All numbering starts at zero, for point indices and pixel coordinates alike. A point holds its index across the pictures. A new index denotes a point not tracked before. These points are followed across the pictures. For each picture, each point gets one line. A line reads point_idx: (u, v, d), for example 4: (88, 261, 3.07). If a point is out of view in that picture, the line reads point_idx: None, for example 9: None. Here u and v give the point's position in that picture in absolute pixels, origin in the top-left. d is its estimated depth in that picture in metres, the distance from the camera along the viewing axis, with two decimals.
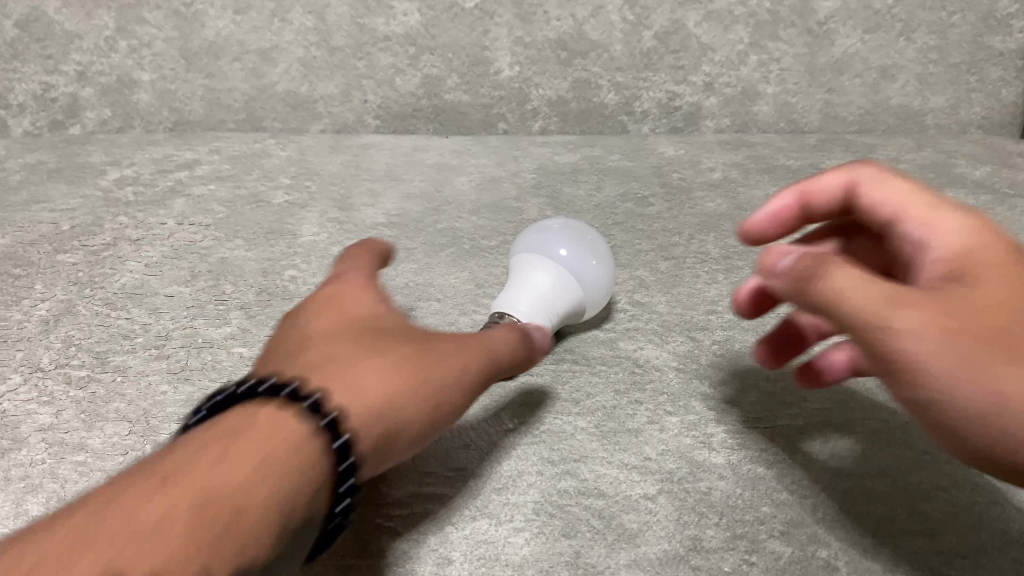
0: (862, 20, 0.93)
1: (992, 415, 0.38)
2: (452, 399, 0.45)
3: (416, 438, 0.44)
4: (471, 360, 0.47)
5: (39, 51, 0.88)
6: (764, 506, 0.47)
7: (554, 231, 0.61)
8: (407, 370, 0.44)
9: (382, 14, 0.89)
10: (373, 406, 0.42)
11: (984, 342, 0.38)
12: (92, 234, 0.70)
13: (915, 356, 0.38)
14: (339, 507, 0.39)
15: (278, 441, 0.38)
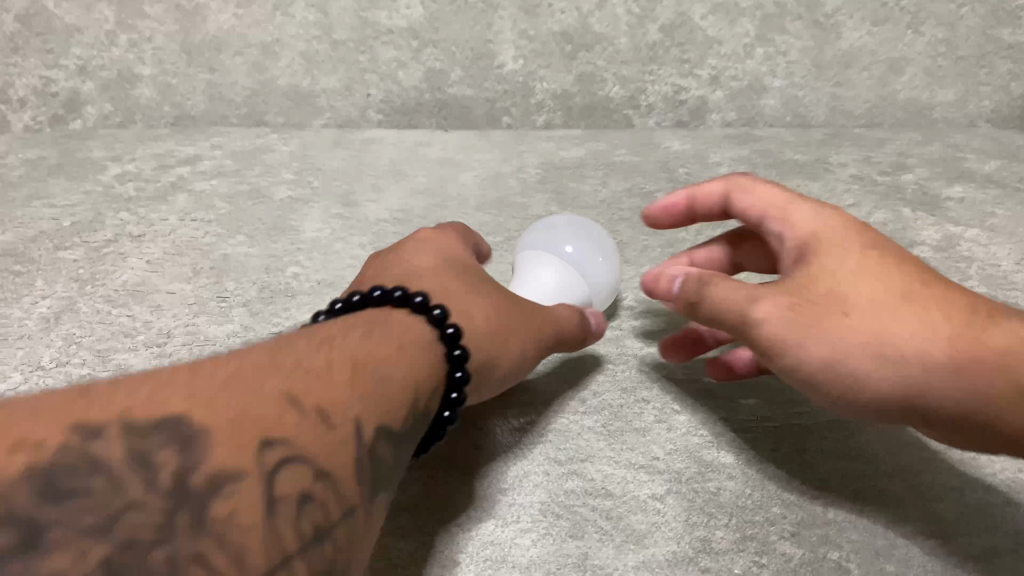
0: (869, 12, 0.93)
1: (859, 380, 0.45)
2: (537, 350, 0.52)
3: (510, 371, 0.50)
4: (554, 321, 0.53)
5: (39, 45, 0.87)
6: (774, 506, 0.46)
7: (561, 227, 0.61)
8: (506, 314, 0.51)
9: (385, 8, 0.88)
10: (482, 336, 0.48)
11: (838, 318, 0.46)
12: (93, 230, 0.70)
13: (784, 342, 0.47)
14: (447, 412, 0.45)
15: (410, 341, 0.44)
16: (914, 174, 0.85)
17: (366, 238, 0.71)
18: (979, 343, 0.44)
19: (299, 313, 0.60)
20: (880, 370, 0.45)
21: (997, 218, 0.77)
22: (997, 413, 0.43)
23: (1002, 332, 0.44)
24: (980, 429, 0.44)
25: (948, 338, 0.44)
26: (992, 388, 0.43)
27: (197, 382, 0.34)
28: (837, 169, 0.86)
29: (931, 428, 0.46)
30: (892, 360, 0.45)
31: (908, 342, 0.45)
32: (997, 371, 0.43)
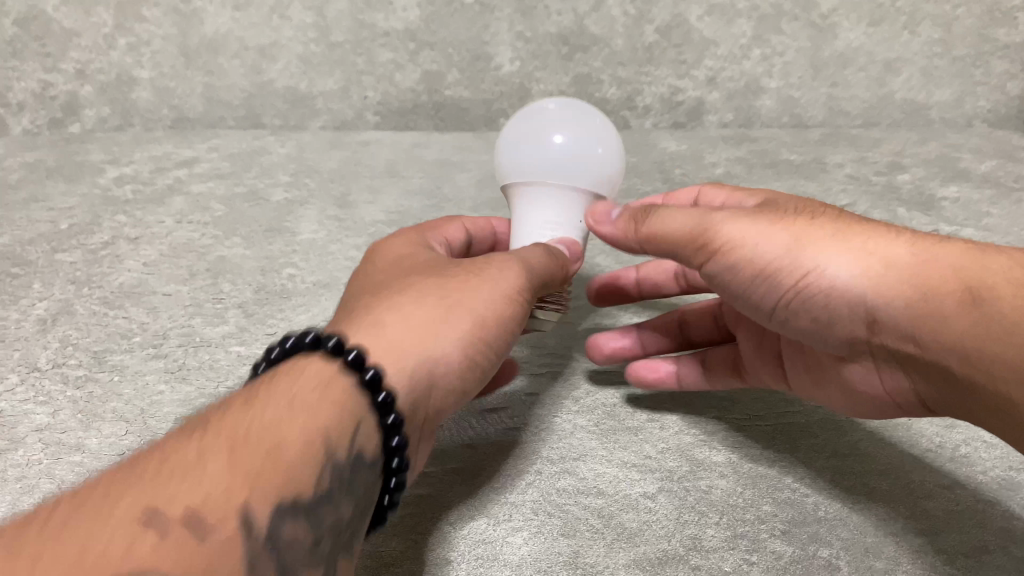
0: (866, 13, 0.93)
1: (814, 273, 0.43)
2: (486, 342, 0.44)
3: (455, 391, 0.43)
4: (502, 289, 0.45)
5: (37, 49, 0.88)
6: (765, 505, 0.46)
7: (551, 113, 0.53)
8: (437, 307, 0.43)
9: (382, 10, 0.89)
10: (411, 347, 0.41)
11: (800, 218, 0.45)
12: (90, 233, 0.70)
13: (737, 234, 0.45)
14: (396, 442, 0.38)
15: (309, 393, 0.37)
16: (910, 174, 0.86)
17: (362, 239, 0.71)
18: (943, 252, 0.42)
19: (295, 314, 0.61)
20: (835, 263, 0.43)
21: (992, 217, 0.77)
22: (950, 316, 0.40)
23: (967, 248, 0.42)
24: (930, 339, 0.41)
25: (912, 243, 0.42)
26: (947, 290, 0.40)
27: (29, 533, 0.28)
28: (833, 169, 0.86)
29: (888, 341, 0.43)
30: (850, 253, 0.43)
31: (871, 243, 0.43)
32: (956, 275, 0.40)
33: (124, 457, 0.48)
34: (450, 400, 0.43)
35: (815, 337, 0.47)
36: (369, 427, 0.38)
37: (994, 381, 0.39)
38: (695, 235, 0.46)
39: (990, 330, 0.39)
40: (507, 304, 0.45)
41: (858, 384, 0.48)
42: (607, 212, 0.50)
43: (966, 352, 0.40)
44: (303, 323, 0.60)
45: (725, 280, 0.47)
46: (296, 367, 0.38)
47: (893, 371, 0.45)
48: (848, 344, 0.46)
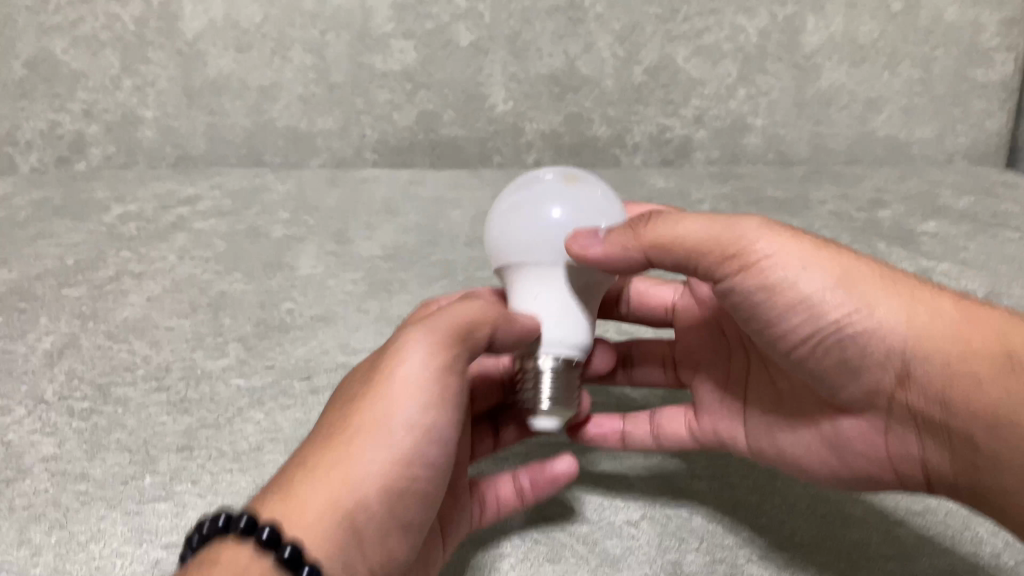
0: (847, 53, 0.97)
1: (857, 310, 0.43)
2: (410, 456, 0.43)
3: (395, 493, 0.42)
4: (413, 392, 0.43)
5: (46, 90, 0.91)
6: (744, 530, 0.48)
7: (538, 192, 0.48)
8: (347, 449, 0.42)
9: (380, 52, 0.93)
10: (328, 501, 0.41)
11: (845, 253, 0.45)
12: (96, 268, 0.72)
13: (780, 256, 0.44)
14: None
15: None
16: (891, 210, 0.88)
17: (358, 274, 0.74)
18: (985, 316, 0.43)
19: (292, 348, 0.63)
20: (881, 304, 0.43)
21: (969, 251, 0.80)
22: (990, 377, 0.41)
23: (1005, 318, 0.43)
24: (961, 397, 0.42)
25: (957, 304, 0.44)
26: (984, 355, 0.42)
27: None
28: (816, 205, 0.89)
29: (912, 397, 0.44)
30: (897, 298, 0.43)
31: (917, 293, 0.44)
32: (998, 339, 0.42)
33: (126, 485, 0.50)
34: (392, 536, 0.43)
35: (833, 379, 0.46)
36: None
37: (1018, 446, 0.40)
38: (723, 244, 0.45)
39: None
40: (421, 407, 0.43)
41: (851, 439, 0.48)
42: (590, 234, 0.46)
43: (997, 415, 0.41)
44: (300, 356, 0.62)
45: (747, 304, 0.46)
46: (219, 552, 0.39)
47: (903, 432, 0.45)
48: (864, 394, 0.46)
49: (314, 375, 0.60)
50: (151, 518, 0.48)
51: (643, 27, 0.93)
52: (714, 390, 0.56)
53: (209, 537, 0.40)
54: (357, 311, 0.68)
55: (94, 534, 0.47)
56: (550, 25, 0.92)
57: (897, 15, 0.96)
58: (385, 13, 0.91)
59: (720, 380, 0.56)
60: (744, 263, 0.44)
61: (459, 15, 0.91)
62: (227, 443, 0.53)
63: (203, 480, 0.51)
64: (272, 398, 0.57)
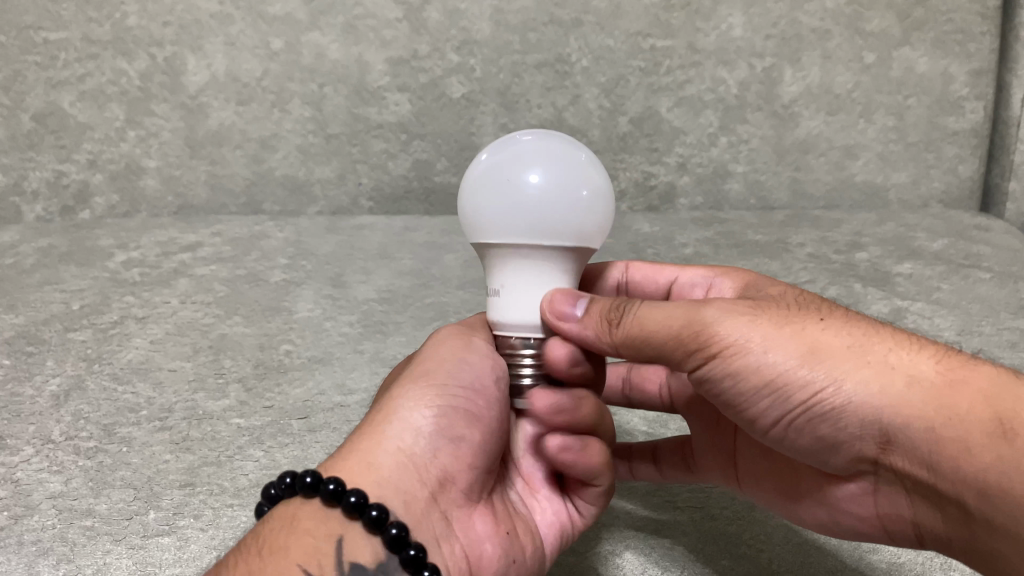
0: (824, 103, 1.01)
1: (827, 387, 0.43)
2: (446, 380, 0.49)
3: (441, 411, 0.48)
4: (442, 345, 0.51)
5: (53, 141, 0.94)
6: (723, 558, 0.52)
7: (503, 166, 0.49)
8: (386, 397, 0.49)
9: (375, 105, 0.97)
10: (377, 434, 0.46)
11: (812, 324, 0.45)
12: (100, 312, 0.75)
13: (745, 340, 0.45)
14: (396, 528, 0.42)
15: (287, 530, 0.43)
16: (867, 252, 0.92)
17: (354, 316, 0.76)
18: (968, 378, 0.42)
19: (290, 388, 0.65)
20: (850, 381, 0.43)
21: (941, 291, 0.83)
22: (977, 446, 0.40)
23: (994, 375, 0.42)
24: (947, 467, 0.41)
25: (933, 364, 0.43)
26: (977, 421, 0.40)
27: None
28: (795, 249, 0.92)
29: (897, 464, 0.44)
30: (866, 371, 0.43)
31: (890, 358, 0.43)
32: (982, 403, 0.41)
33: (131, 520, 0.52)
34: (445, 458, 0.47)
35: (819, 454, 0.47)
36: (357, 533, 0.43)
37: (1014, 519, 0.39)
38: (683, 339, 0.46)
39: (1017, 467, 0.39)
40: (450, 350, 0.51)
41: (846, 502, 0.50)
42: (566, 302, 0.48)
43: (987, 487, 0.40)
44: (298, 396, 0.64)
45: (724, 396, 0.47)
46: (286, 511, 0.45)
47: (891, 494, 0.47)
48: (852, 462, 0.46)
49: (312, 414, 0.62)
50: (154, 552, 0.50)
51: (627, 80, 0.97)
52: (708, 447, 0.60)
53: (278, 498, 0.45)
54: (353, 352, 0.70)
55: (99, 567, 0.49)
56: (539, 77, 0.97)
57: (870, 66, 1.00)
58: (381, 67, 0.95)
59: (714, 446, 0.59)
60: (711, 353, 0.45)
61: (451, 69, 0.95)
62: (228, 480, 0.55)
63: (205, 515, 0.53)
64: (271, 436, 0.60)
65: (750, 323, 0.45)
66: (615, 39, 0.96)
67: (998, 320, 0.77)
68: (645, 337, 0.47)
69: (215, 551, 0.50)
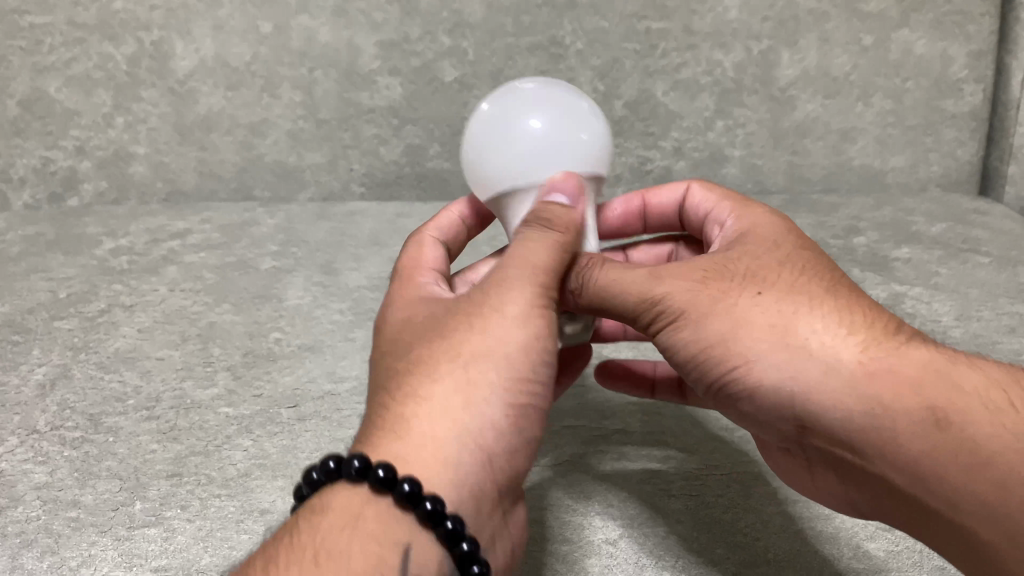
0: (821, 86, 0.99)
1: (746, 370, 0.45)
2: (526, 373, 0.44)
3: (517, 411, 0.43)
4: (521, 317, 0.45)
5: (40, 127, 0.93)
6: (718, 548, 0.51)
7: (509, 111, 0.53)
8: (456, 370, 0.43)
9: (366, 89, 0.95)
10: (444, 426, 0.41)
11: (746, 298, 0.45)
12: (87, 301, 0.74)
13: (676, 315, 0.46)
14: (468, 544, 0.40)
15: (351, 531, 0.39)
16: (865, 237, 0.91)
17: (345, 303, 0.75)
18: (897, 363, 0.42)
19: (280, 376, 0.64)
20: (770, 364, 0.44)
21: (940, 276, 0.82)
22: (906, 434, 0.41)
23: (930, 358, 0.43)
24: (875, 454, 0.42)
25: (863, 346, 0.43)
26: (910, 411, 0.41)
27: None
28: None
29: (822, 448, 0.45)
30: (786, 354, 0.44)
31: (812, 342, 0.43)
32: (910, 391, 0.41)
33: (117, 512, 0.51)
34: (516, 458, 0.43)
35: (753, 428, 0.48)
36: (424, 542, 0.40)
37: (949, 504, 0.40)
38: (636, 307, 0.48)
39: (947, 458, 0.39)
40: (532, 330, 0.44)
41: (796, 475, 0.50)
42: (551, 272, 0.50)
43: (918, 474, 0.40)
44: (287, 384, 0.63)
45: (672, 362, 0.49)
46: (336, 498, 0.41)
47: (828, 476, 0.48)
48: (783, 440, 0.48)
49: (301, 402, 0.61)
50: (140, 543, 0.49)
51: (623, 63, 0.96)
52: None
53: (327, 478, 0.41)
54: (344, 339, 0.69)
55: (85, 558, 0.48)
56: (533, 60, 0.95)
57: (868, 48, 0.97)
58: (372, 50, 0.93)
59: None
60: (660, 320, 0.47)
61: (443, 52, 0.94)
62: (216, 470, 0.55)
63: (192, 505, 0.52)
64: (260, 426, 0.59)
65: (689, 300, 0.46)
66: (610, 21, 0.93)
67: (997, 304, 0.77)
68: (604, 302, 0.49)
69: (202, 543, 0.49)
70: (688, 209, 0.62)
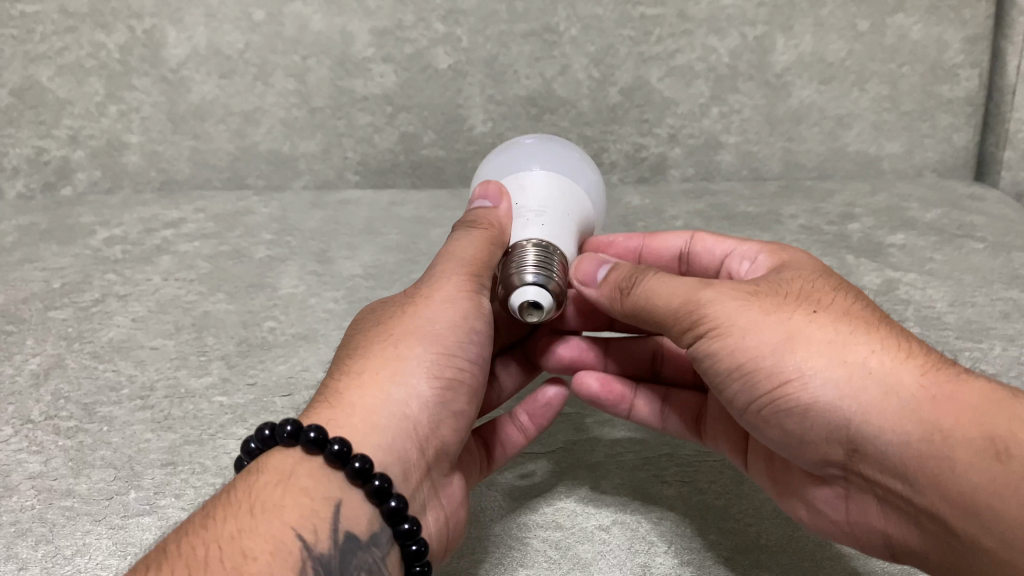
0: (817, 72, 0.98)
1: (793, 383, 0.45)
2: (450, 351, 0.50)
3: (443, 384, 0.49)
4: (451, 302, 0.51)
5: (33, 117, 0.93)
6: (711, 533, 0.52)
7: (521, 153, 0.62)
8: (390, 348, 0.49)
9: (360, 76, 0.95)
10: (375, 396, 0.47)
11: (801, 314, 0.46)
12: (81, 291, 0.74)
13: (726, 327, 0.47)
14: (395, 501, 0.44)
15: (284, 488, 0.43)
16: (860, 223, 0.91)
17: (340, 292, 0.75)
18: (955, 391, 0.42)
19: (274, 365, 0.64)
20: (822, 378, 0.44)
21: (934, 262, 0.82)
22: (963, 463, 0.40)
23: (988, 390, 0.43)
24: (924, 479, 0.42)
25: (921, 372, 0.43)
26: (968, 440, 0.41)
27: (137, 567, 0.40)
28: (787, 220, 0.91)
29: (865, 470, 0.45)
30: (842, 369, 0.44)
31: (871, 361, 0.44)
32: (970, 421, 0.41)
33: (112, 500, 0.51)
34: (443, 428, 0.49)
35: (787, 447, 0.48)
36: (355, 497, 0.44)
37: (1000, 541, 0.39)
38: (682, 315, 0.49)
39: (1005, 490, 0.39)
40: (459, 314, 0.51)
41: (820, 503, 0.49)
42: (590, 267, 0.56)
43: (971, 504, 0.40)
44: (282, 373, 0.63)
45: (710, 372, 0.49)
46: (272, 459, 0.45)
47: (864, 501, 0.47)
48: (820, 464, 0.47)
49: (295, 391, 0.61)
50: (135, 532, 0.49)
51: (617, 49, 0.95)
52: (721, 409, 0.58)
53: (269, 442, 0.46)
54: (338, 328, 0.69)
55: (79, 547, 0.48)
56: (527, 47, 0.95)
57: (863, 34, 0.96)
58: (365, 38, 0.92)
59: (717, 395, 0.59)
60: (703, 329, 0.48)
61: (437, 39, 0.93)
62: (210, 458, 0.55)
63: (187, 494, 0.52)
64: (254, 415, 0.59)
65: (738, 313, 0.47)
66: (604, 7, 0.93)
67: (991, 290, 0.77)
68: (653, 310, 0.50)
69: None
70: (698, 254, 0.64)
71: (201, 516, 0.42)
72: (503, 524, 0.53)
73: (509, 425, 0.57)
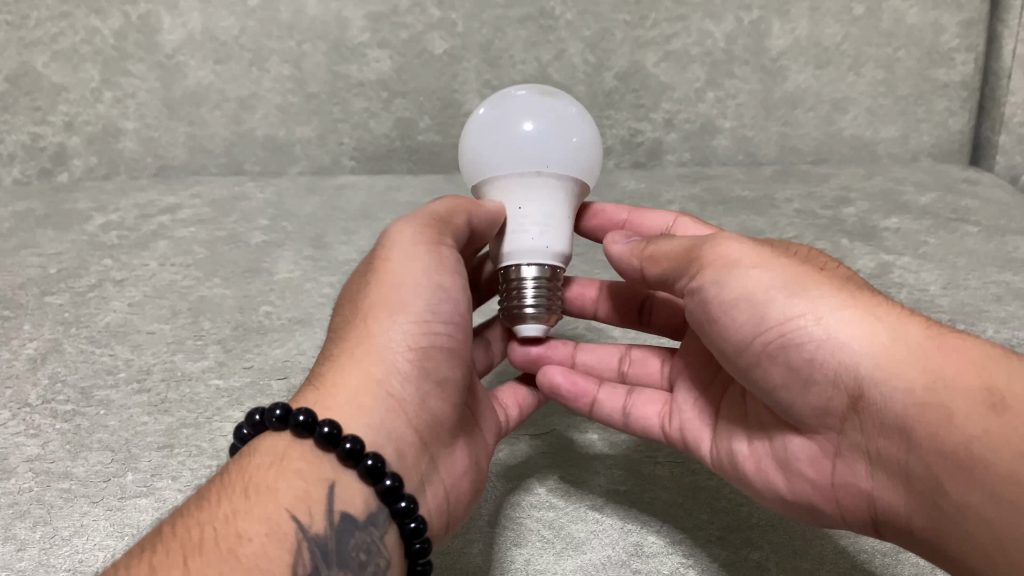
0: (812, 56, 0.98)
1: (798, 321, 0.46)
2: (424, 318, 0.49)
3: (416, 353, 0.49)
4: (416, 267, 0.51)
5: (28, 103, 0.92)
6: (703, 513, 0.53)
7: (508, 108, 0.56)
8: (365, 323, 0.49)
9: (356, 62, 0.95)
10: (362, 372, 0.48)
11: (812, 269, 0.48)
12: (78, 276, 0.74)
13: (735, 267, 0.48)
14: (390, 480, 0.45)
15: (278, 470, 0.44)
16: (855, 207, 0.91)
17: (335, 277, 0.76)
18: (958, 346, 0.43)
19: (270, 349, 0.65)
20: (828, 317, 0.45)
21: (928, 245, 0.82)
22: (960, 412, 0.40)
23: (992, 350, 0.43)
24: (919, 428, 0.42)
25: (926, 328, 0.44)
26: (967, 391, 0.41)
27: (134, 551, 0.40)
28: (782, 204, 0.91)
29: (861, 421, 0.45)
30: (849, 312, 0.45)
31: (878, 312, 0.45)
32: (971, 373, 0.41)
33: (109, 482, 0.52)
34: (429, 403, 0.49)
35: (785, 399, 0.48)
36: (351, 479, 0.45)
37: (989, 496, 0.39)
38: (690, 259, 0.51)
39: (999, 438, 0.39)
40: (424, 277, 0.50)
41: (801, 462, 0.49)
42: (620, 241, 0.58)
43: (964, 455, 0.40)
44: (277, 357, 0.64)
45: (712, 318, 0.50)
46: (264, 443, 0.46)
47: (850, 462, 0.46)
48: (816, 418, 0.47)
49: (291, 374, 0.62)
50: (133, 513, 0.50)
51: (614, 33, 0.96)
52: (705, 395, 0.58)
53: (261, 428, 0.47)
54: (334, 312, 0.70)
55: (77, 528, 0.49)
56: (523, 32, 0.95)
57: (859, 18, 0.97)
58: (361, 23, 0.93)
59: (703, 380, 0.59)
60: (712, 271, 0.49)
61: (432, 24, 0.94)
62: (206, 441, 0.55)
63: (183, 476, 0.52)
64: (251, 398, 0.59)
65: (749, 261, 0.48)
66: None
67: (985, 273, 0.77)
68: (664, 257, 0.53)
69: None
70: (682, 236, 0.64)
71: (198, 498, 0.43)
72: (496, 504, 0.53)
73: (511, 391, 0.59)
